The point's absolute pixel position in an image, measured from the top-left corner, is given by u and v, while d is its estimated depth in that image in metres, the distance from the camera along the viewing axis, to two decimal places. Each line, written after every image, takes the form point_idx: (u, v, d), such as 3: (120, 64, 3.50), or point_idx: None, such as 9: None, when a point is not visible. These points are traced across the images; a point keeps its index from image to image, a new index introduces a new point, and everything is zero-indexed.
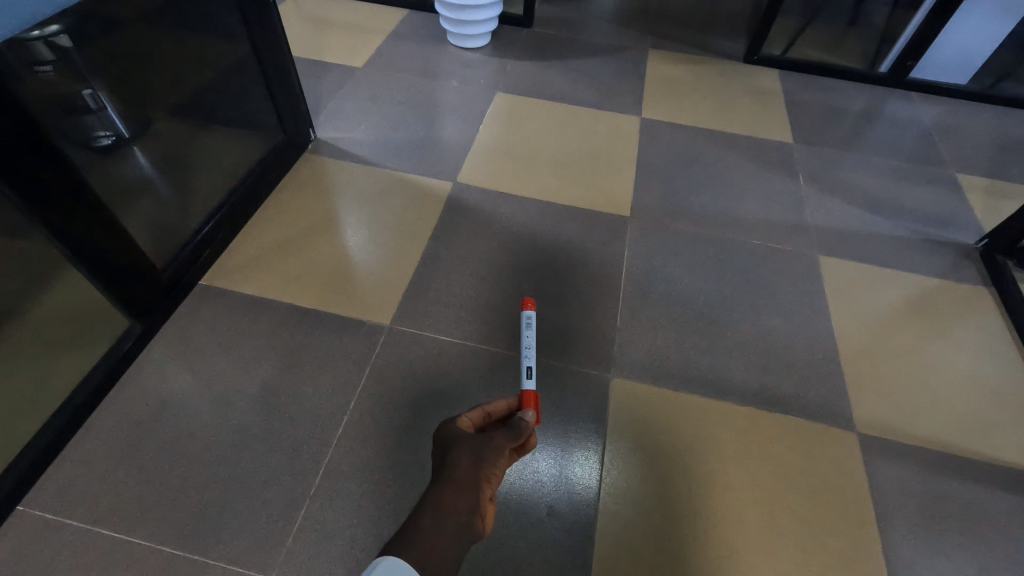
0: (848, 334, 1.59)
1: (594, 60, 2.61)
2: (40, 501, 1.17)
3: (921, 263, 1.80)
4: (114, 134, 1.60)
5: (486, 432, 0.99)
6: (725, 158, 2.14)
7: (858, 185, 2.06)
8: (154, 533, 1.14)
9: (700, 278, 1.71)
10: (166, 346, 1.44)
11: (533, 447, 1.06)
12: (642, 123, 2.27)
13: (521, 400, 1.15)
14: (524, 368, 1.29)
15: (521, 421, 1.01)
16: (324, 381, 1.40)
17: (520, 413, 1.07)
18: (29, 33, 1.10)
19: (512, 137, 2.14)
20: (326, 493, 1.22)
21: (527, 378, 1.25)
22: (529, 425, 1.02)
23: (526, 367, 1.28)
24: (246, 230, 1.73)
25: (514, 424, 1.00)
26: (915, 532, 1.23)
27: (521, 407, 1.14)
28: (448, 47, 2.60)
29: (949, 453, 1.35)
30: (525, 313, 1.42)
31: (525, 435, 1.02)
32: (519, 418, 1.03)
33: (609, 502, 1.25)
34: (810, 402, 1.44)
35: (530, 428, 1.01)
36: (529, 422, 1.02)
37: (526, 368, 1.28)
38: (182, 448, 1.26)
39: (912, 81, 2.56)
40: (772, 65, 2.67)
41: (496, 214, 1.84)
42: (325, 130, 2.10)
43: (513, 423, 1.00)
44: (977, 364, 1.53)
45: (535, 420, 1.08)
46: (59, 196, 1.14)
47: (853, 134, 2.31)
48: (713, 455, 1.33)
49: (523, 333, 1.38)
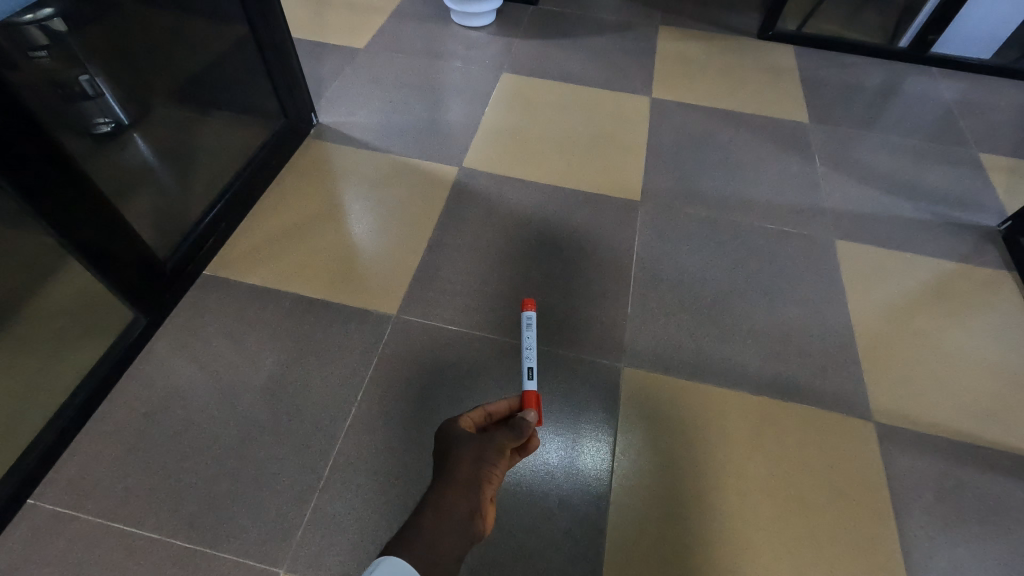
0: (865, 321, 1.55)
1: (601, 38, 2.53)
2: (50, 494, 1.17)
3: (941, 247, 1.75)
4: (114, 121, 1.61)
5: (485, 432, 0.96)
6: (737, 139, 2.08)
7: (876, 166, 2.00)
8: (164, 526, 1.14)
9: (712, 263, 1.67)
10: (172, 338, 1.42)
11: (534, 448, 1.03)
12: (652, 103, 2.21)
13: (523, 400, 1.12)
14: (524, 368, 1.25)
15: (523, 419, 0.93)
16: (331, 372, 1.38)
17: (522, 413, 1.02)
18: (24, 17, 1.16)
19: (519, 119, 2.08)
20: (336, 485, 1.21)
21: (528, 378, 1.22)
22: (531, 424, 0.93)
23: (527, 367, 1.25)
24: (249, 218, 1.70)
25: (515, 422, 0.93)
26: (932, 523, 1.21)
27: (522, 408, 1.10)
28: (451, 26, 2.53)
29: (969, 442, 1.32)
30: (525, 314, 1.37)
31: (527, 435, 0.93)
32: (520, 417, 0.95)
33: (619, 493, 1.24)
34: (825, 390, 1.41)
35: (533, 428, 0.93)
36: (530, 421, 0.95)
37: (527, 368, 1.24)
38: (190, 440, 1.25)
39: (934, 57, 2.47)
40: (787, 41, 2.58)
41: (503, 200, 1.79)
42: (326, 114, 2.05)
43: (514, 421, 0.92)
44: (997, 350, 1.49)
45: (537, 420, 1.04)
46: (59, 191, 1.12)
47: (871, 113, 2.23)
48: (726, 446, 1.31)
49: (523, 334, 1.34)
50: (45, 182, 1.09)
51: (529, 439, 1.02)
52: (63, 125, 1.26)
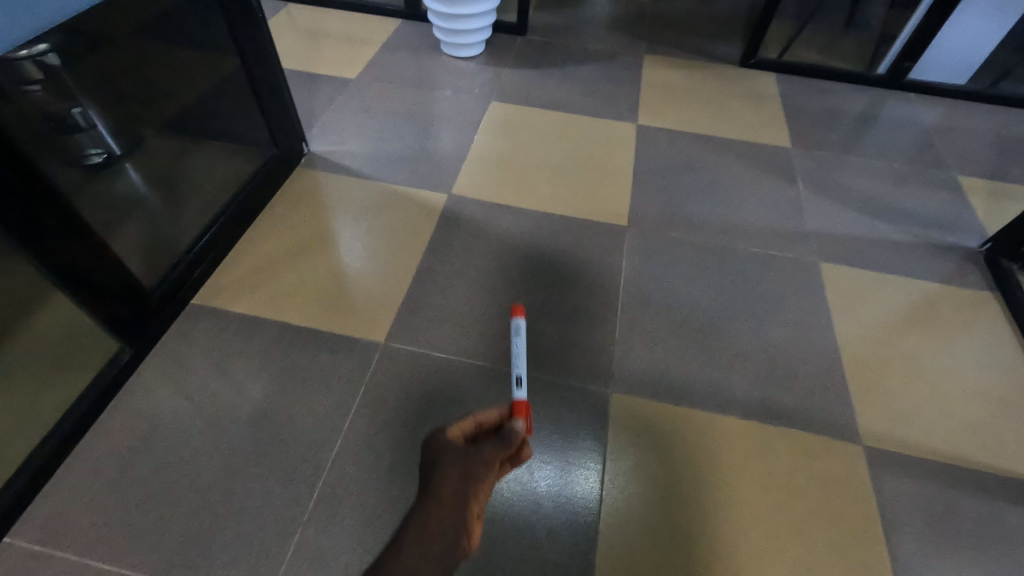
0: (852, 343, 1.56)
1: (588, 67, 2.60)
2: (29, 532, 1.14)
3: (924, 268, 1.78)
4: (106, 151, 1.60)
5: (475, 445, 0.95)
6: (723, 164, 2.12)
7: (858, 189, 2.04)
8: (143, 565, 1.11)
9: (699, 287, 1.68)
10: (157, 369, 1.41)
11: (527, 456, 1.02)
12: (638, 130, 2.25)
13: (512, 410, 1.12)
14: (513, 377, 1.26)
15: (511, 429, 0.95)
16: (318, 402, 1.37)
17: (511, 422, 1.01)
18: (17, 52, 1.07)
19: (507, 147, 2.12)
20: (321, 519, 1.19)
21: (517, 387, 1.23)
22: (520, 433, 0.95)
23: (515, 376, 1.26)
24: (239, 247, 1.71)
25: (504, 433, 0.95)
26: (926, 549, 1.20)
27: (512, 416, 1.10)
28: (441, 57, 2.59)
29: (958, 465, 1.32)
30: (515, 321, 1.38)
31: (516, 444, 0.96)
32: (509, 427, 0.97)
33: (610, 522, 1.22)
34: (813, 414, 1.41)
35: (521, 437, 0.96)
36: (519, 430, 0.96)
37: (517, 377, 1.25)
38: (173, 474, 1.23)
39: (910, 82, 2.54)
40: (768, 69, 2.65)
41: (492, 226, 1.81)
42: (317, 143, 2.08)
43: (503, 432, 0.94)
44: (983, 371, 1.50)
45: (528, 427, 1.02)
46: (43, 223, 1.12)
47: (852, 138, 2.28)
48: (717, 472, 1.30)
49: (513, 341, 1.35)
50: (26, 210, 1.08)
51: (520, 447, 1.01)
52: (49, 155, 1.23)
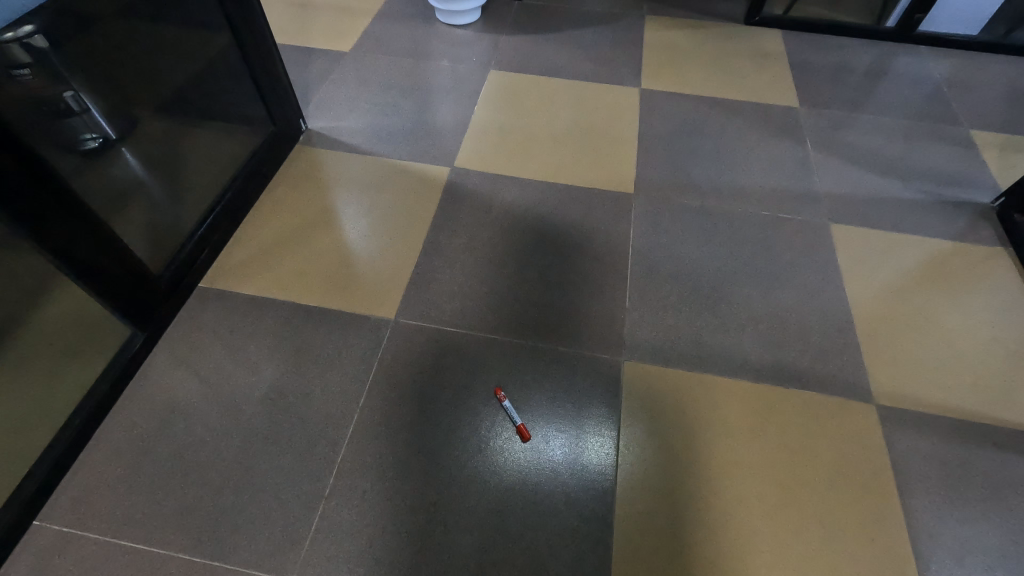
0: (864, 303, 1.55)
1: (588, 31, 2.52)
2: (57, 514, 1.17)
3: (937, 226, 1.75)
4: (101, 136, 1.47)
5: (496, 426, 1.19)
6: (729, 127, 2.07)
7: (868, 148, 2.00)
8: (172, 542, 1.14)
9: (709, 253, 1.66)
10: (171, 352, 1.42)
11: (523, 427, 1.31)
12: (641, 94, 2.20)
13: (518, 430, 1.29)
14: (507, 407, 1.33)
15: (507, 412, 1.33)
16: (332, 380, 1.38)
17: (501, 398, 1.34)
18: (4, 35, 1.06)
19: (509, 117, 2.07)
20: (342, 493, 1.21)
21: (508, 413, 1.33)
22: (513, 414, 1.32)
23: (506, 408, 1.33)
24: (241, 230, 1.69)
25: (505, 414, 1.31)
26: (937, 502, 1.22)
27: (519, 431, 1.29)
28: (437, 25, 2.51)
29: (968, 419, 1.33)
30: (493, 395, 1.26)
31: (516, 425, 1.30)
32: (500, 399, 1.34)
33: (624, 486, 1.24)
34: (825, 376, 1.41)
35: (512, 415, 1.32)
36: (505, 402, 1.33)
37: (507, 409, 1.33)
38: (193, 454, 1.25)
39: (921, 35, 2.46)
40: (774, 26, 2.57)
41: (496, 199, 1.79)
42: (315, 119, 2.04)
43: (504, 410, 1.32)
44: (995, 327, 1.50)
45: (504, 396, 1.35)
46: (42, 210, 1.10)
47: (862, 95, 2.22)
48: (729, 436, 1.31)
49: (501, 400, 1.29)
50: (26, 198, 1.06)
51: (521, 428, 1.30)
52: (49, 144, 1.20)
